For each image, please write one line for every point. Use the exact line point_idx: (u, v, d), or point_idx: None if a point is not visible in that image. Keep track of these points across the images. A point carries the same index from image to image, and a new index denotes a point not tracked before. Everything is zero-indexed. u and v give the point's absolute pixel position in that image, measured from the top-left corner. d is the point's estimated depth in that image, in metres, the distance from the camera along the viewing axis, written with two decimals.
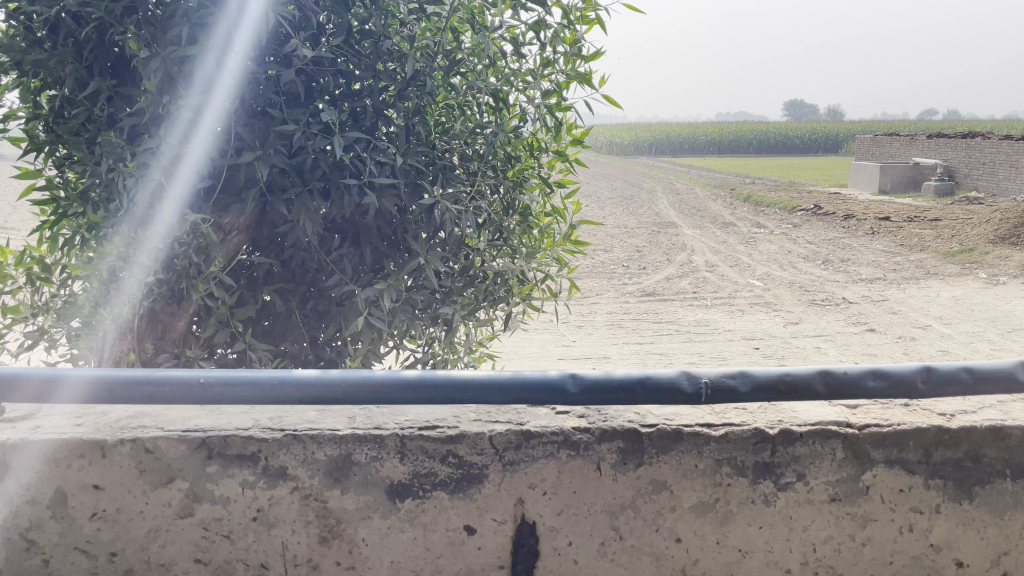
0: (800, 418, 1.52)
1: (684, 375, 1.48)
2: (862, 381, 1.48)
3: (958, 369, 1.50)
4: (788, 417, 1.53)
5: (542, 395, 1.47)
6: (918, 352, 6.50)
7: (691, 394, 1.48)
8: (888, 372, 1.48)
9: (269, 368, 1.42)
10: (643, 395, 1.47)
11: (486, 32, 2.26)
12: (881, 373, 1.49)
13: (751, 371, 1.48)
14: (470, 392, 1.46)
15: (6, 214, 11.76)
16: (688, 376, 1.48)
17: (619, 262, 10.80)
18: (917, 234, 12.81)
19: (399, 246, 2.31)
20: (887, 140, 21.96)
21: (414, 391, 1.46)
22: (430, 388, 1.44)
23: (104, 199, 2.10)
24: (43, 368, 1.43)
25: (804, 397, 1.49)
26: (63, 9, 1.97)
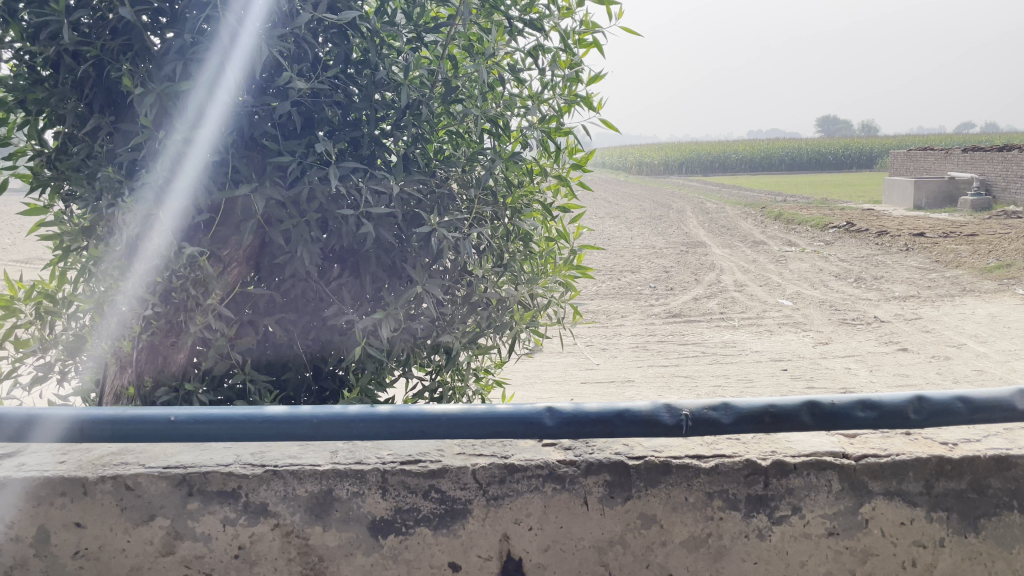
0: (794, 449, 1.51)
1: (664, 406, 1.48)
2: (852, 412, 1.49)
3: (952, 399, 1.52)
4: (781, 447, 1.52)
5: (519, 428, 1.48)
6: (952, 372, 6.34)
7: (673, 427, 1.50)
8: (881, 403, 1.49)
9: (241, 406, 1.48)
10: (625, 429, 1.48)
11: (482, 60, 2.27)
12: (872, 403, 1.50)
13: (734, 403, 1.49)
14: (441, 427, 1.48)
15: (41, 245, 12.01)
16: (668, 408, 1.49)
17: (646, 283, 10.72)
18: (953, 249, 12.56)
19: (400, 275, 2.31)
20: (921, 155, 21.63)
21: (384, 427, 1.48)
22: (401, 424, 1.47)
23: (105, 233, 2.14)
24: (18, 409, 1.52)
25: (791, 428, 1.50)
26: (61, 48, 2.01)
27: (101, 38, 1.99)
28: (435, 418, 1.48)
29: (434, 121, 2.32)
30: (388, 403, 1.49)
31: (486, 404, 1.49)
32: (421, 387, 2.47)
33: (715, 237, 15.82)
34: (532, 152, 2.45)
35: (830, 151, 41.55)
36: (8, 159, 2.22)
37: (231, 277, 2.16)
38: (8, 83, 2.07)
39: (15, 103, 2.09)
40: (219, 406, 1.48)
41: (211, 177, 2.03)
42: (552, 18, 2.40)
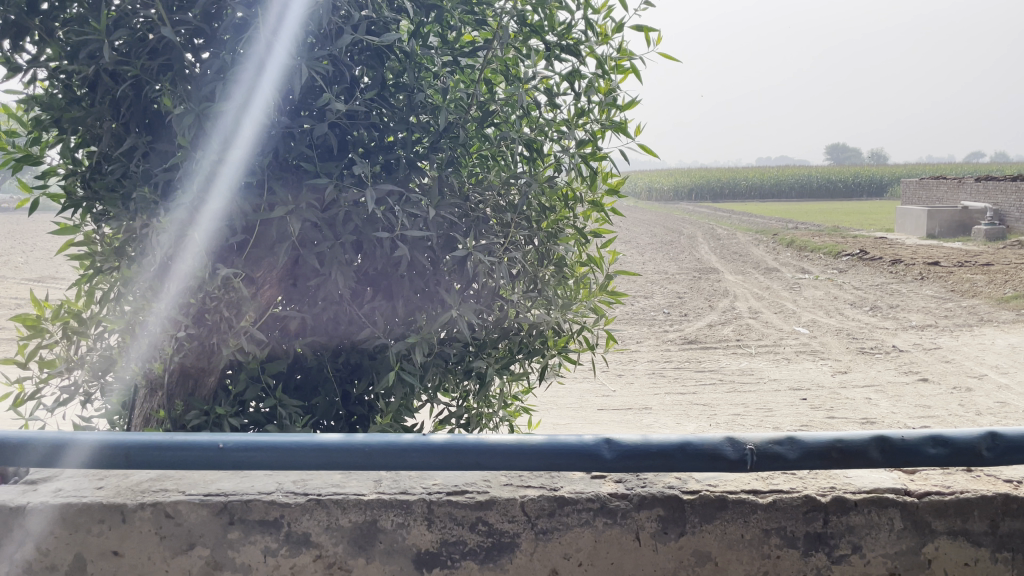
0: (853, 485, 1.48)
1: (728, 442, 1.45)
2: (920, 447, 1.46)
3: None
4: (840, 483, 1.50)
5: (575, 462, 1.46)
6: (975, 404, 6.25)
7: (736, 461, 1.47)
8: (952, 439, 1.46)
9: (294, 432, 1.45)
10: (685, 464, 1.47)
11: (519, 84, 2.25)
12: (943, 439, 1.47)
13: (799, 438, 1.47)
14: (495, 457, 1.45)
15: (49, 267, 12.04)
16: (731, 443, 1.46)
17: (660, 308, 10.67)
18: (970, 279, 12.46)
19: (433, 298, 2.26)
20: (933, 184, 21.57)
21: (438, 457, 1.45)
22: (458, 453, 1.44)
23: (138, 255, 2.11)
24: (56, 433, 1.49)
25: (858, 464, 1.48)
26: (101, 69, 2.00)
27: (140, 58, 1.97)
28: (491, 448, 1.45)
29: (468, 145, 2.31)
30: (443, 432, 1.47)
31: (545, 434, 1.47)
32: (448, 413, 2.41)
33: (728, 263, 15.76)
34: (565, 176, 2.43)
35: (840, 179, 41.57)
36: (40, 178, 2.21)
37: (263, 299, 2.13)
38: (44, 102, 2.07)
39: (50, 122, 2.09)
40: (270, 434, 1.45)
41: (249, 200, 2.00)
42: (588, 43, 2.38)
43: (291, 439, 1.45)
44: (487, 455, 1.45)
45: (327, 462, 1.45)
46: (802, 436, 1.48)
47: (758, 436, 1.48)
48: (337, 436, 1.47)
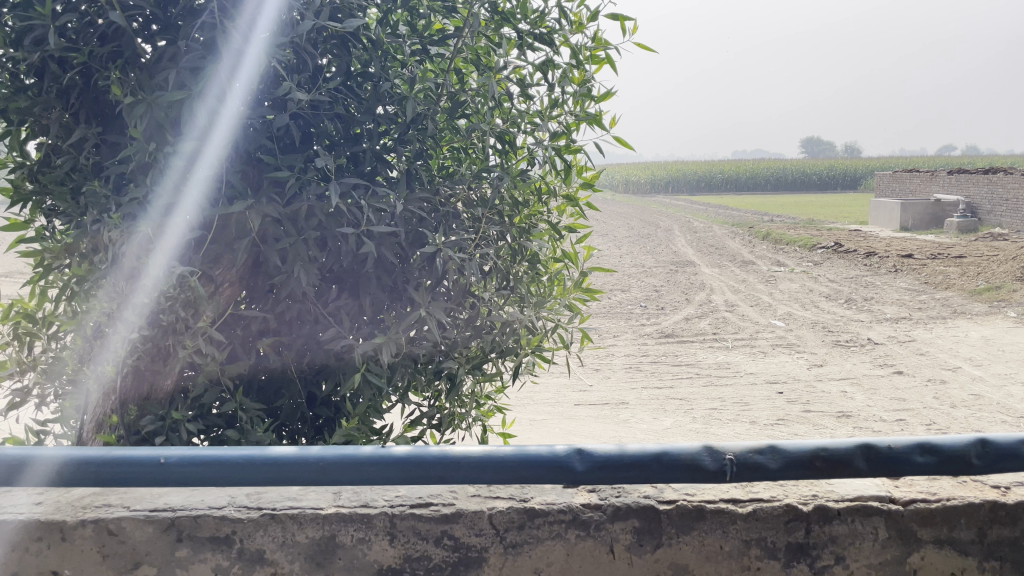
0: (836, 493, 1.46)
1: (707, 451, 1.43)
2: (908, 455, 1.46)
3: (1016, 442, 1.50)
4: (823, 490, 1.47)
5: (545, 473, 1.45)
6: (949, 396, 6.26)
7: (714, 472, 1.44)
8: (941, 447, 1.47)
9: (245, 445, 1.41)
10: (662, 474, 1.44)
11: (490, 74, 2.18)
12: (930, 447, 1.48)
13: (781, 447, 1.45)
14: (459, 471, 1.43)
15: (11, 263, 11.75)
16: (710, 453, 1.44)
17: (637, 302, 10.63)
18: (943, 271, 12.54)
19: (401, 296, 2.19)
20: (907, 176, 21.73)
21: (398, 471, 1.43)
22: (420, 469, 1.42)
23: (91, 253, 2.01)
24: (14, 449, 1.45)
25: (843, 473, 1.46)
26: (47, 55, 1.88)
27: (89, 45, 1.87)
28: (454, 461, 1.43)
29: (438, 137, 2.23)
30: (404, 444, 1.43)
31: (512, 445, 1.45)
32: (419, 413, 2.34)
33: (705, 256, 15.75)
34: (539, 170, 2.34)
35: (814, 171, 41.84)
36: None
37: (223, 299, 2.05)
38: None
39: None
40: (219, 448, 1.40)
41: (206, 195, 1.92)
42: (562, 32, 2.31)
43: (239, 454, 1.40)
44: (452, 470, 1.42)
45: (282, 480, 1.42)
46: (784, 445, 1.45)
47: (739, 445, 1.45)
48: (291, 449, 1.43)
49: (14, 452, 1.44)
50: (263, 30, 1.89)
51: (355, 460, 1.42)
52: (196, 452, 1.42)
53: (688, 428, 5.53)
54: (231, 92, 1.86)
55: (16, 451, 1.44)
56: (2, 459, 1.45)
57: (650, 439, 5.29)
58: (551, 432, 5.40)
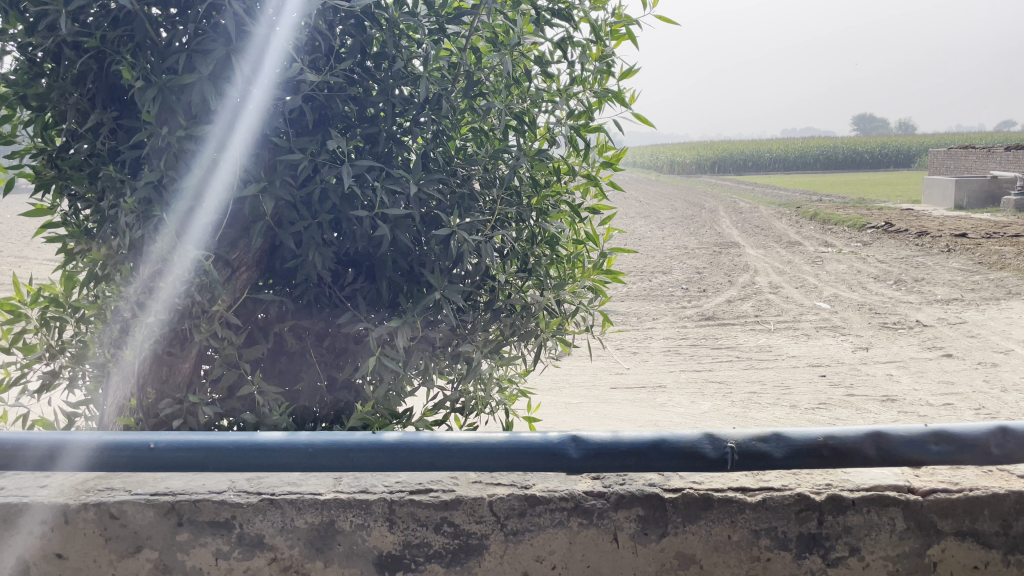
0: (852, 482, 1.43)
1: (706, 438, 1.47)
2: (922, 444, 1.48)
3: None
4: (838, 480, 1.44)
5: (540, 460, 1.49)
6: (1001, 380, 6.06)
7: (715, 460, 1.47)
8: (956, 435, 1.48)
9: (237, 430, 1.51)
10: (662, 461, 1.48)
11: (506, 51, 2.12)
12: (944, 436, 1.49)
13: (785, 435, 1.48)
14: (449, 457, 1.50)
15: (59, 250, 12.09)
16: (710, 440, 1.47)
17: (678, 285, 10.49)
18: (998, 251, 12.13)
19: (417, 279, 2.16)
20: (962, 154, 21.02)
21: (388, 456, 1.50)
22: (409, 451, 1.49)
23: (109, 238, 2.02)
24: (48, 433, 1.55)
25: (850, 461, 1.48)
26: (61, 40, 1.89)
27: (101, 30, 1.87)
28: (445, 448, 1.50)
29: (456, 117, 2.21)
30: (395, 430, 1.52)
31: (506, 431, 1.51)
32: (442, 397, 2.32)
33: (749, 237, 15.48)
34: (559, 149, 2.30)
35: (866, 149, 40.78)
36: (14, 158, 2.09)
37: (239, 284, 2.04)
38: (8, 78, 1.95)
39: (15, 99, 1.98)
40: (210, 433, 1.51)
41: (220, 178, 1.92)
42: (581, 7, 2.25)
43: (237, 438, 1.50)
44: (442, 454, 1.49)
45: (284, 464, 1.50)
46: (790, 433, 1.48)
47: (742, 433, 1.48)
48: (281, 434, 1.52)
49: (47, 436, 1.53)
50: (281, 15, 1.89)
51: (345, 446, 1.51)
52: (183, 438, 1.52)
53: (726, 412, 5.46)
54: (247, 76, 1.86)
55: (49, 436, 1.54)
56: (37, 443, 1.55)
57: (686, 423, 5.24)
58: (586, 416, 5.38)
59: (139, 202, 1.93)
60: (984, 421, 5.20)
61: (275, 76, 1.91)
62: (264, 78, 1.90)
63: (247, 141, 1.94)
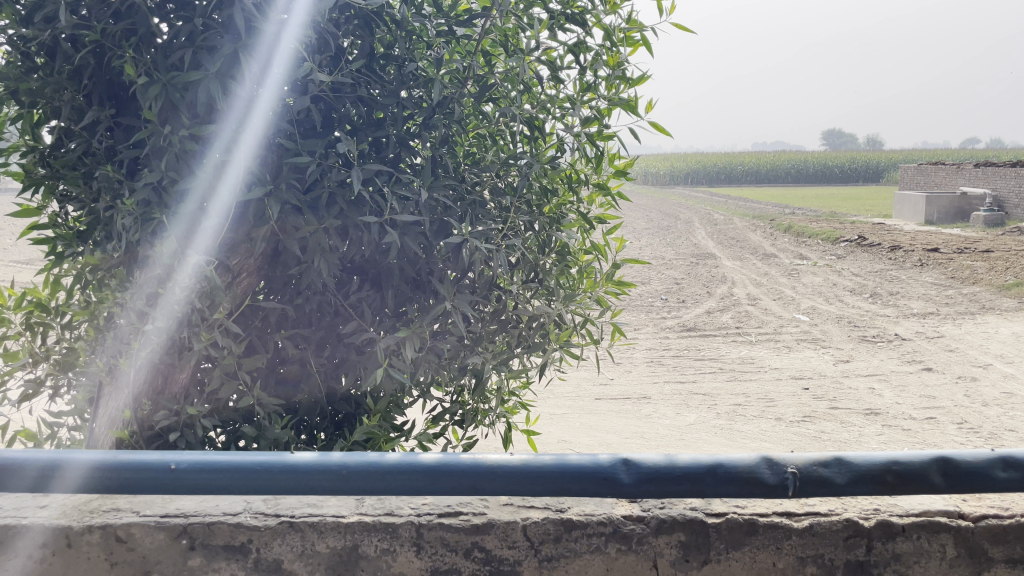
0: (901, 507, 1.42)
1: (765, 463, 1.38)
2: (989, 471, 1.40)
3: None
4: (885, 505, 1.43)
5: (590, 486, 1.38)
6: (981, 395, 6.10)
7: (776, 486, 1.38)
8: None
9: (263, 450, 1.36)
10: (717, 488, 1.38)
11: (520, 56, 2.07)
12: (1012, 462, 1.40)
13: (848, 460, 1.39)
14: (495, 481, 1.36)
15: (19, 251, 11.78)
16: (770, 465, 1.38)
17: (658, 295, 10.50)
18: (969, 266, 12.28)
19: (424, 288, 2.10)
20: (932, 169, 21.32)
21: (428, 479, 1.36)
22: (448, 478, 1.35)
23: (105, 241, 1.93)
24: (43, 453, 1.39)
25: (915, 488, 1.40)
26: (58, 32, 1.79)
27: (102, 22, 1.76)
28: (489, 470, 1.36)
29: (464, 122, 2.15)
30: (433, 451, 1.38)
31: (553, 454, 1.39)
32: (441, 408, 2.27)
33: (725, 249, 15.55)
34: (569, 157, 2.25)
35: (837, 163, 41.32)
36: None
37: (240, 291, 1.96)
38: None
39: (5, 94, 1.87)
40: (236, 453, 1.35)
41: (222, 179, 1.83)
42: (595, 12, 2.21)
43: (258, 459, 1.35)
44: (483, 479, 1.36)
45: (296, 489, 1.36)
46: (851, 458, 1.40)
47: (802, 457, 1.39)
48: (312, 454, 1.38)
49: (43, 455, 1.37)
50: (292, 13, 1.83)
51: (380, 468, 1.37)
52: (206, 458, 1.36)
53: (712, 424, 5.44)
54: (254, 75, 1.79)
55: (45, 457, 1.37)
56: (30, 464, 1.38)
57: (672, 435, 5.21)
58: (572, 427, 5.33)
59: (138, 203, 1.86)
60: (968, 437, 5.24)
61: (282, 75, 1.83)
62: (267, 77, 1.81)
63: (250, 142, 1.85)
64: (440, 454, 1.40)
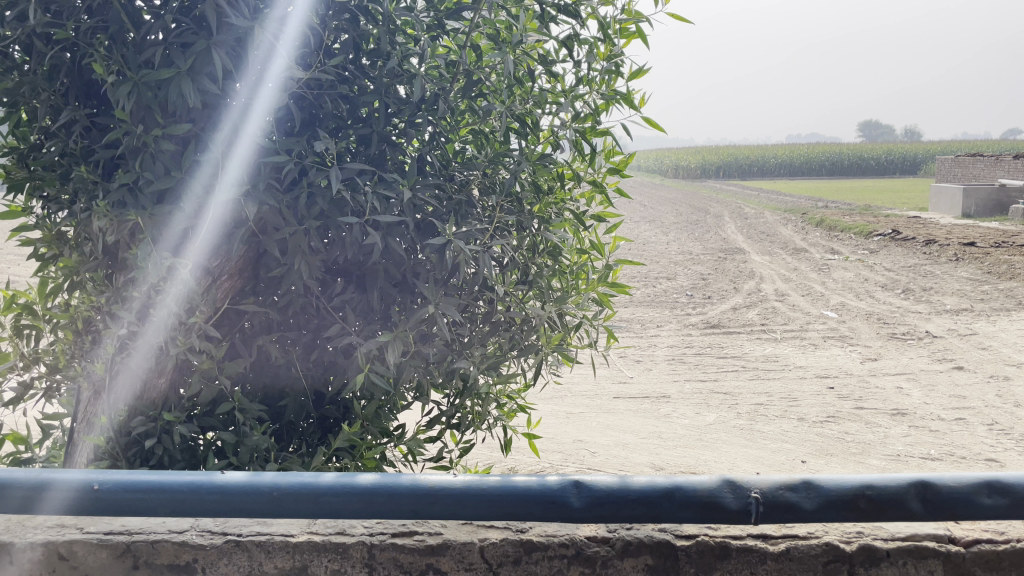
0: (887, 531, 1.39)
1: (726, 486, 1.31)
2: (971, 497, 1.32)
3: None
4: (870, 528, 1.39)
5: (536, 509, 1.31)
6: (1014, 394, 5.91)
7: (738, 511, 1.31)
8: (1008, 487, 1.32)
9: (190, 468, 1.32)
10: (675, 511, 1.31)
11: (510, 50, 2.00)
12: (996, 486, 1.33)
13: (817, 485, 1.32)
14: (435, 505, 1.31)
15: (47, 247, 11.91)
16: (731, 488, 1.32)
17: (683, 291, 10.35)
18: (1007, 260, 11.93)
19: (412, 290, 2.03)
20: (970, 161, 20.78)
21: (363, 502, 1.31)
22: (385, 499, 1.30)
23: (82, 243, 1.91)
24: (23, 474, 1.34)
25: (892, 513, 1.33)
26: (30, 31, 1.75)
27: (73, 20, 1.73)
28: (430, 494, 1.31)
29: (455, 118, 2.09)
30: (371, 471, 1.32)
31: (500, 475, 1.33)
32: (436, 412, 2.20)
33: (755, 243, 15.31)
34: (564, 154, 2.18)
35: (872, 155, 40.55)
36: None
37: (220, 293, 1.91)
38: None
39: None
40: (162, 473, 1.31)
41: (199, 179, 1.81)
42: (590, 4, 2.14)
43: (189, 477, 1.32)
44: (422, 503, 1.31)
45: (234, 513, 1.31)
46: (818, 481, 1.33)
47: (767, 481, 1.32)
48: (243, 474, 1.33)
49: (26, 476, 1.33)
50: (270, 11, 1.81)
51: (315, 489, 1.31)
52: (134, 478, 1.32)
53: (732, 425, 5.33)
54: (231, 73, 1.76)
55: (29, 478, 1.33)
56: (14, 485, 1.33)
57: (690, 436, 5.11)
58: (588, 427, 5.26)
59: (113, 204, 1.83)
60: (998, 438, 5.07)
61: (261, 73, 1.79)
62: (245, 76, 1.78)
63: (228, 142, 1.82)
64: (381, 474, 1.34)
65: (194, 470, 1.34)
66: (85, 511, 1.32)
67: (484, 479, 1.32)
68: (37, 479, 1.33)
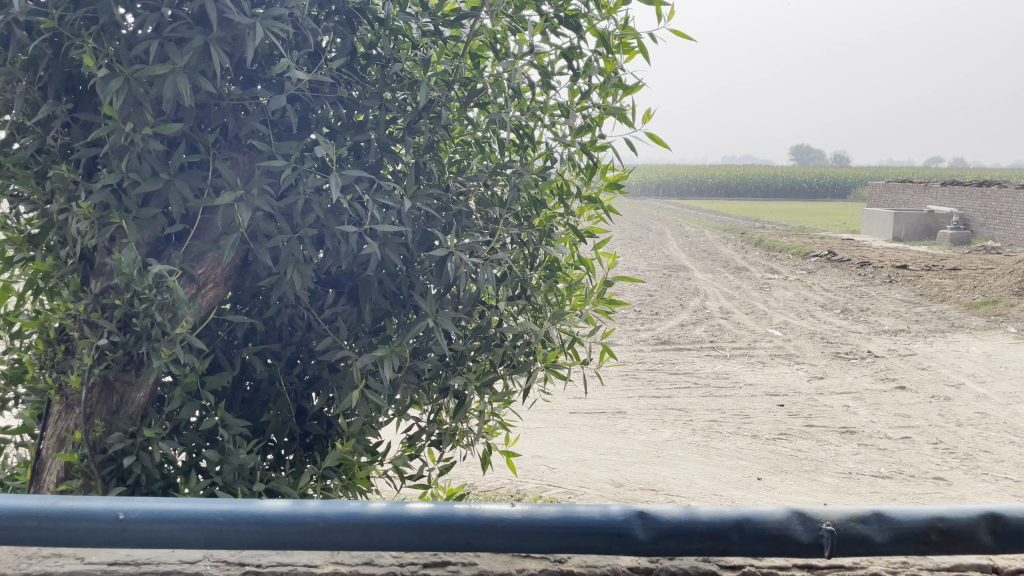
0: (932, 562, 1.56)
1: (795, 517, 1.32)
2: None
3: None
4: (917, 561, 1.57)
5: (602, 543, 1.28)
6: (955, 414, 6.10)
7: (809, 543, 1.32)
8: None
9: (227, 499, 1.25)
10: (743, 544, 1.32)
11: (512, 60, 1.96)
12: None
13: (886, 516, 1.34)
14: (493, 536, 1.27)
15: None
16: (801, 520, 1.33)
17: (630, 307, 10.42)
18: (938, 284, 12.34)
19: (404, 302, 1.98)
20: (899, 187, 21.51)
21: (417, 534, 1.27)
22: (441, 532, 1.26)
23: (56, 246, 1.79)
24: (27, 502, 1.24)
25: (964, 546, 1.35)
26: (11, 19, 1.63)
27: (59, 8, 1.61)
28: (487, 525, 1.27)
29: (449, 128, 2.03)
30: (423, 501, 1.28)
31: (559, 504, 1.30)
32: (417, 429, 2.11)
33: (697, 262, 15.54)
34: (559, 168, 2.14)
35: (806, 178, 41.69)
36: None
37: (204, 302, 1.81)
38: None
39: None
40: (195, 502, 1.24)
41: (188, 183, 1.71)
42: (590, 17, 2.11)
43: (226, 506, 1.25)
44: (480, 535, 1.27)
45: (271, 546, 1.25)
46: (887, 513, 1.35)
47: (837, 513, 1.34)
48: (283, 503, 1.27)
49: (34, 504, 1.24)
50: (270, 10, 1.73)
51: (361, 521, 1.26)
52: (161, 507, 1.24)
53: (688, 441, 5.36)
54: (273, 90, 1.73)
55: (34, 504, 1.24)
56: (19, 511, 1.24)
57: (648, 452, 5.13)
58: (546, 442, 5.23)
59: (94, 206, 1.72)
60: (943, 457, 5.22)
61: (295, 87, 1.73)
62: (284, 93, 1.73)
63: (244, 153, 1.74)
64: (433, 504, 1.30)
65: (227, 499, 1.27)
66: (99, 543, 1.24)
67: (546, 508, 1.29)
68: (51, 509, 1.24)
